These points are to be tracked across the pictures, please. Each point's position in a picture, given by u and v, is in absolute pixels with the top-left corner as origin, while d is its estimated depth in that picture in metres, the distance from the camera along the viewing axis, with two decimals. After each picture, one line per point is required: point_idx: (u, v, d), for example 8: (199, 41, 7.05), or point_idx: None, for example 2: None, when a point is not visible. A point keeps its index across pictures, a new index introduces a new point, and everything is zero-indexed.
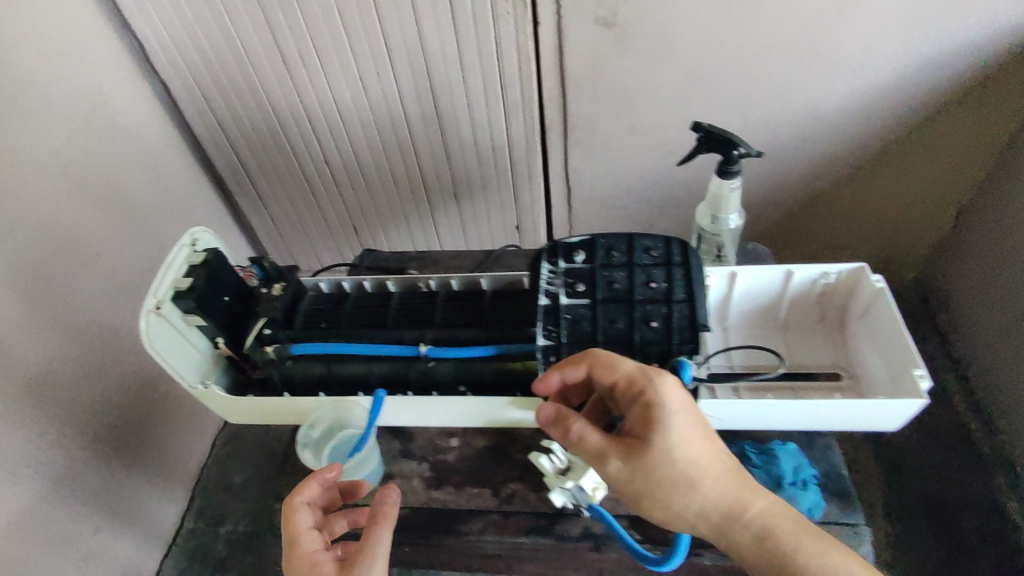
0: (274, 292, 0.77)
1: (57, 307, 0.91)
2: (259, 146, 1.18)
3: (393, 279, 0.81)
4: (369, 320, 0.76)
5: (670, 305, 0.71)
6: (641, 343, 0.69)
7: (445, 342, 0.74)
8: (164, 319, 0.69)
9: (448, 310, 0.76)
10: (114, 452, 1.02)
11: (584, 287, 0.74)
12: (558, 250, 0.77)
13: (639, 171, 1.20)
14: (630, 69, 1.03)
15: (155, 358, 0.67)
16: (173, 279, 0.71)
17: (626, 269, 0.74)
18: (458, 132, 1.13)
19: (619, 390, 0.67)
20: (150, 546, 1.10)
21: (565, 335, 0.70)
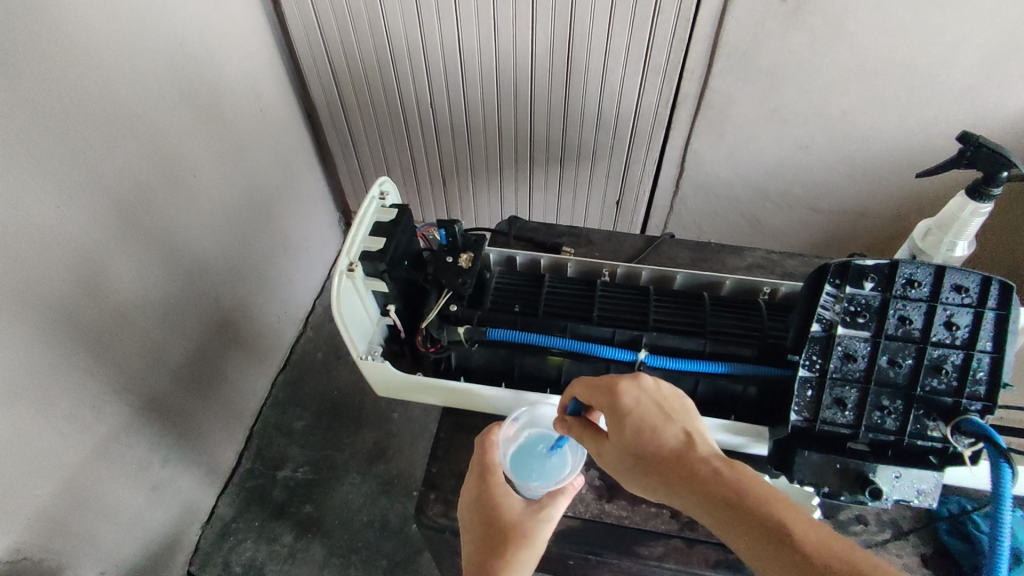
0: (464, 265, 0.59)
1: (153, 228, 0.83)
2: (363, 79, 1.08)
3: (575, 261, 0.67)
4: (564, 308, 0.61)
5: (974, 358, 0.51)
6: (926, 394, 0.53)
7: (661, 348, 0.59)
8: (354, 284, 0.56)
9: (662, 312, 0.61)
10: (189, 387, 0.96)
11: (867, 320, 0.52)
12: (840, 270, 0.52)
13: (765, 160, 1.12)
14: (793, 52, 0.93)
15: (338, 325, 0.55)
16: (363, 235, 0.58)
17: (925, 304, 0.51)
18: (584, 92, 1.04)
19: (880, 436, 0.54)
20: (211, 482, 1.06)
21: (833, 369, 0.53)
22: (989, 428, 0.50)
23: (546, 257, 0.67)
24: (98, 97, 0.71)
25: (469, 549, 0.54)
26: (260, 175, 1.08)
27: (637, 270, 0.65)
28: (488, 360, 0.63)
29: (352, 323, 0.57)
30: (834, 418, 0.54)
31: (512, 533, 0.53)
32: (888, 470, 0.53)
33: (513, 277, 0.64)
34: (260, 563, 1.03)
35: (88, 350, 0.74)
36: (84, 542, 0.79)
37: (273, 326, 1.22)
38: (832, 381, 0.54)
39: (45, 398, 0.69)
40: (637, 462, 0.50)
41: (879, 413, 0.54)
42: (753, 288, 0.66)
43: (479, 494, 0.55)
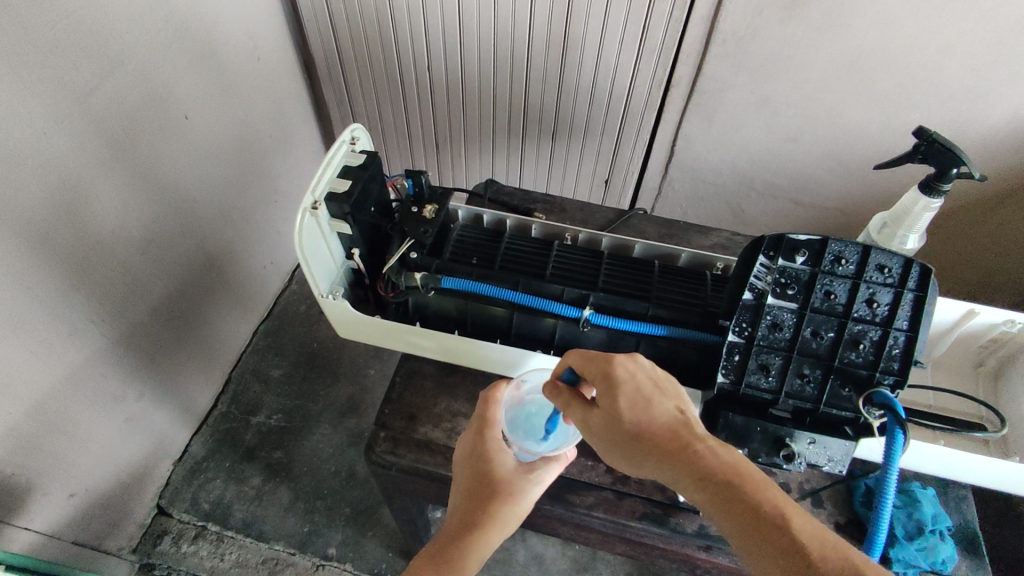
0: (427, 215, 0.62)
1: (141, 164, 0.85)
2: (362, 37, 1.09)
3: (539, 222, 0.69)
4: (518, 264, 0.63)
5: (891, 334, 0.54)
6: (843, 365, 0.55)
7: (606, 308, 0.61)
8: (316, 224, 0.58)
9: (611, 274, 0.63)
10: (168, 325, 0.98)
11: (796, 293, 0.55)
12: (774, 242, 0.55)
13: (752, 150, 1.14)
14: (786, 43, 0.94)
15: (299, 260, 0.56)
16: (329, 177, 0.60)
17: (850, 281, 0.54)
18: (579, 66, 1.05)
19: (800, 405, 0.56)
20: (185, 420, 1.09)
21: (760, 336, 0.56)
22: (895, 400, 0.52)
23: (511, 217, 0.69)
24: (90, 27, 0.72)
25: (458, 502, 0.56)
26: (253, 124, 1.09)
27: (597, 236, 0.68)
28: (442, 309, 0.65)
29: (313, 262, 0.59)
30: (757, 382, 0.56)
31: (500, 491, 0.54)
32: (803, 435, 0.56)
33: (474, 231, 0.67)
34: (227, 502, 1.07)
35: (67, 274, 0.76)
36: (54, 462, 0.82)
37: (258, 275, 1.24)
38: (759, 348, 0.56)
39: (19, 319, 0.71)
40: (628, 436, 0.50)
41: (799, 381, 0.56)
42: (707, 263, 0.68)
43: (475, 448, 0.57)
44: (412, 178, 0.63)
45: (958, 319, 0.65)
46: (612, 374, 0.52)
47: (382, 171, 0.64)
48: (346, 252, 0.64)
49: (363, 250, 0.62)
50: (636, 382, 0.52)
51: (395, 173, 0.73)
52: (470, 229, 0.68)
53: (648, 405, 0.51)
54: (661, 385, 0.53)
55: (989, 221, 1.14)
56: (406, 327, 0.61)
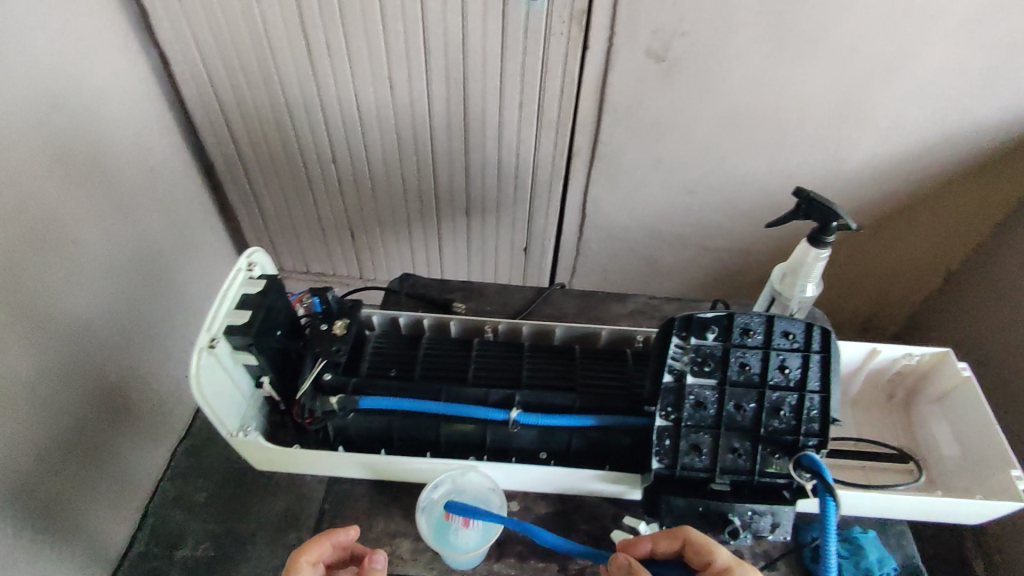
0: (337, 331, 0.62)
1: (27, 296, 0.79)
2: (262, 136, 1.09)
3: (457, 319, 0.69)
4: (444, 371, 0.64)
5: (805, 397, 0.58)
6: (768, 433, 0.59)
7: (534, 404, 0.61)
8: (216, 361, 0.55)
9: (535, 367, 0.65)
10: (69, 464, 0.89)
11: (713, 369, 0.58)
12: (685, 323, 0.58)
13: (656, 206, 1.19)
14: (668, 109, 1.01)
15: (197, 402, 0.53)
16: (228, 308, 0.58)
17: (761, 351, 0.58)
18: (483, 144, 1.08)
19: (735, 478, 0.58)
20: (95, 569, 0.97)
21: (688, 417, 0.58)
22: (821, 464, 0.56)
23: (429, 316, 0.69)
24: None
25: None
26: (150, 233, 1.04)
27: (517, 325, 0.68)
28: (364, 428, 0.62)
29: (216, 401, 0.56)
30: (692, 463, 0.59)
31: None
32: (743, 509, 0.58)
33: (390, 341, 0.66)
34: None
35: None
36: None
37: (172, 393, 1.15)
38: (689, 429, 0.59)
39: None
40: None
41: (730, 455, 0.58)
42: (627, 336, 0.71)
43: None
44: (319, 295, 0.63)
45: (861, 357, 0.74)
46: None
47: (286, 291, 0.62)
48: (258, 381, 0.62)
49: (274, 378, 0.60)
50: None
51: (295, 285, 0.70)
52: (385, 337, 0.67)
53: None
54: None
55: (875, 253, 1.24)
56: (327, 457, 0.58)
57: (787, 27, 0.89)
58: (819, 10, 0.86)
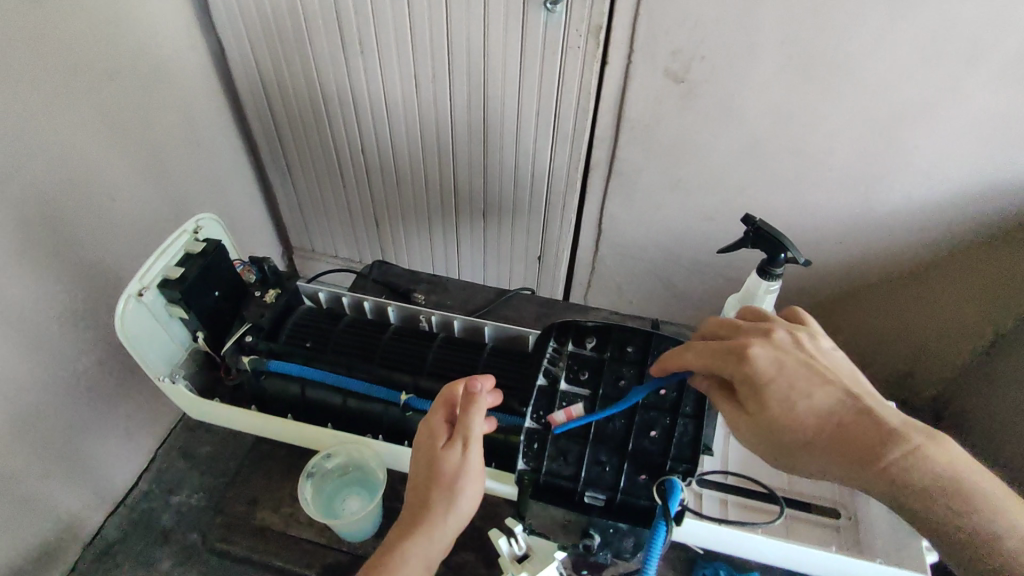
0: (268, 299, 0.82)
1: (63, 242, 0.88)
2: (299, 122, 1.16)
3: (395, 305, 0.88)
4: (356, 349, 0.81)
5: (674, 421, 0.71)
6: (633, 451, 0.71)
7: (424, 393, 0.78)
8: (144, 306, 0.73)
9: (434, 358, 0.81)
10: (84, 398, 0.98)
11: (588, 376, 0.75)
12: (563, 329, 0.78)
13: (673, 229, 1.18)
14: (686, 130, 1.00)
15: (120, 337, 0.71)
16: (164, 266, 0.76)
17: (636, 369, 0.75)
18: (500, 150, 1.10)
19: (600, 490, 0.70)
20: (98, 499, 1.06)
21: (556, 423, 0.72)
22: (677, 487, 0.66)
23: (369, 300, 0.89)
24: (16, 117, 0.78)
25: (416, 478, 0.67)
26: (188, 201, 1.14)
27: (448, 318, 0.87)
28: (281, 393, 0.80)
29: (140, 338, 0.73)
30: (558, 468, 0.71)
31: (441, 474, 0.64)
32: (605, 524, 0.70)
33: (313, 318, 0.84)
34: None
35: None
36: None
37: None
38: (555, 435, 0.72)
39: None
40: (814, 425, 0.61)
41: (597, 467, 0.71)
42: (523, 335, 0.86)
43: (425, 440, 0.66)
44: (257, 266, 0.84)
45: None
46: (777, 410, 0.62)
47: (222, 259, 0.79)
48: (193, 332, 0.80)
49: (201, 330, 0.78)
50: (805, 414, 0.61)
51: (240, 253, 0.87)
52: (313, 313, 0.86)
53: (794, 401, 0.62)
54: (797, 391, 0.62)
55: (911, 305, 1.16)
56: (242, 411, 0.77)
57: (812, 55, 0.85)
58: (848, 41, 0.82)
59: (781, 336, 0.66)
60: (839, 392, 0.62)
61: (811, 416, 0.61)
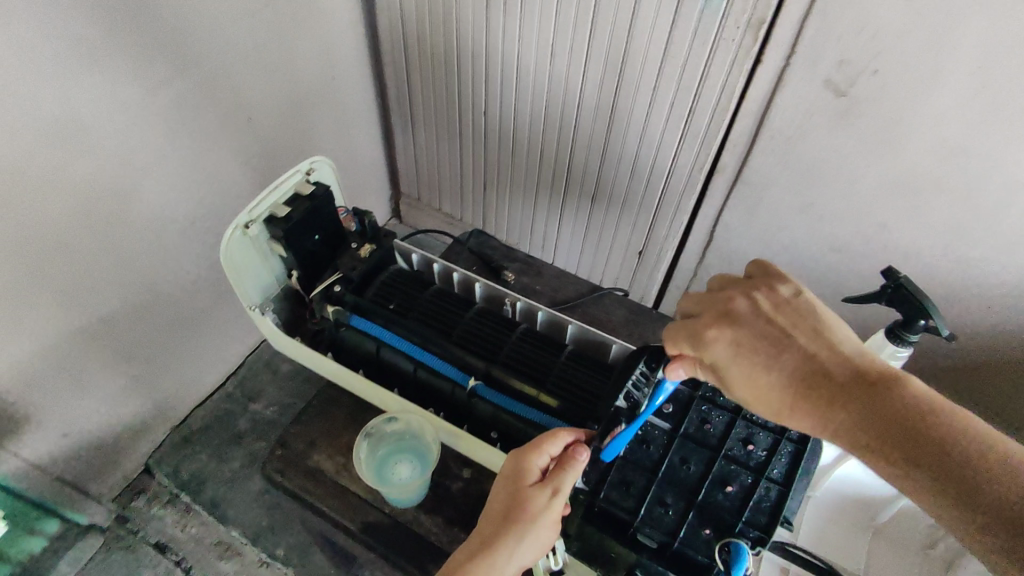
0: (362, 253, 0.87)
1: (200, 153, 0.95)
2: (430, 74, 1.17)
3: (483, 283, 0.88)
4: (436, 321, 0.82)
5: (757, 482, 0.69)
6: (704, 503, 0.69)
7: (493, 383, 0.77)
8: (247, 238, 0.76)
9: (512, 349, 0.80)
10: (195, 299, 1.07)
11: (672, 409, 0.75)
12: (658, 355, 0.71)
13: (790, 252, 1.09)
14: (834, 149, 0.91)
15: (222, 264, 0.75)
16: (273, 202, 0.78)
17: (728, 417, 0.74)
18: (623, 138, 1.05)
19: (660, 532, 0.68)
20: (192, 390, 1.17)
21: (626, 449, 0.72)
22: (740, 555, 0.64)
23: (459, 272, 0.89)
24: (179, 30, 0.83)
25: (493, 518, 0.64)
26: (315, 133, 1.18)
27: (533, 308, 0.85)
28: (357, 347, 0.84)
29: (239, 268, 0.78)
30: (617, 500, 0.70)
31: (522, 517, 0.61)
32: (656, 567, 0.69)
33: (400, 279, 0.87)
34: (204, 477, 1.12)
35: (103, 235, 0.85)
36: (53, 399, 0.90)
37: None
38: (625, 461, 0.72)
39: (50, 269, 0.81)
40: (789, 394, 0.59)
41: (660, 508, 0.69)
42: (606, 343, 0.82)
43: (512, 480, 0.64)
44: (358, 218, 0.88)
45: (832, 459, 0.95)
46: (745, 380, 0.61)
47: (327, 204, 0.81)
48: (287, 270, 0.84)
49: (296, 270, 0.81)
50: (775, 380, 0.59)
51: (345, 197, 0.90)
52: (401, 273, 0.89)
53: (759, 368, 0.60)
54: (757, 366, 0.60)
55: None
56: (318, 357, 0.81)
57: (1007, 94, 0.73)
58: None
59: (745, 306, 0.63)
60: (812, 364, 0.58)
61: (796, 380, 0.58)
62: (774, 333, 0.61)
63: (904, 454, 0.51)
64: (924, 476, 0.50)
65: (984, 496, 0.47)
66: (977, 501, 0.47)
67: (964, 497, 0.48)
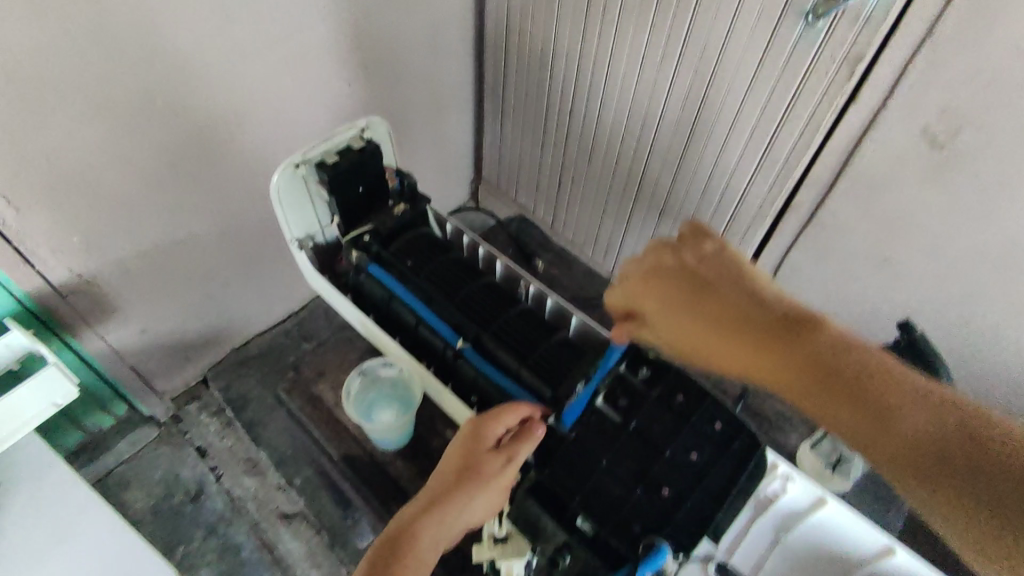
0: (395, 210, 0.92)
1: (303, 108, 1.04)
2: (526, 66, 1.21)
3: (504, 262, 0.92)
4: (444, 284, 0.87)
5: (691, 488, 0.72)
6: (637, 499, 0.72)
7: (480, 349, 0.84)
8: (296, 175, 0.83)
9: (507, 324, 0.84)
10: (274, 239, 1.18)
11: (625, 402, 0.77)
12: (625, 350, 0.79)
13: (857, 305, 1.04)
14: (921, 205, 0.85)
15: (271, 195, 0.82)
16: (325, 148, 0.85)
17: (678, 422, 0.76)
18: (698, 157, 1.03)
19: (589, 517, 0.72)
20: (257, 320, 1.29)
21: (579, 431, 0.76)
22: (658, 549, 0.68)
23: (485, 248, 0.94)
24: None
25: (448, 474, 0.70)
26: (411, 108, 1.26)
27: (544, 293, 0.88)
28: (374, 294, 0.90)
29: (286, 201, 0.85)
30: (558, 479, 0.74)
31: (479, 475, 0.68)
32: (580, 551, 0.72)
33: (423, 239, 0.92)
34: (249, 400, 1.22)
35: (206, 164, 0.96)
36: (139, 299, 1.02)
37: None
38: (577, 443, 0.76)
39: (158, 185, 0.92)
40: (729, 344, 0.69)
41: (596, 496, 0.73)
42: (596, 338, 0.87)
43: (471, 441, 0.71)
44: (400, 179, 0.92)
45: (807, 506, 0.83)
46: (682, 330, 0.71)
47: (373, 159, 0.87)
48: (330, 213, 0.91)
49: (336, 215, 0.88)
50: (714, 328, 0.69)
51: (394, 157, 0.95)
52: (428, 234, 0.93)
53: (693, 320, 0.70)
54: (694, 322, 0.70)
55: None
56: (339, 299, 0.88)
57: None
58: None
59: (672, 263, 0.72)
60: (739, 313, 0.67)
61: (734, 328, 0.68)
62: (696, 285, 0.70)
63: (841, 390, 0.61)
64: (856, 412, 0.60)
65: (909, 422, 0.56)
66: (904, 429, 0.57)
67: (895, 427, 0.57)
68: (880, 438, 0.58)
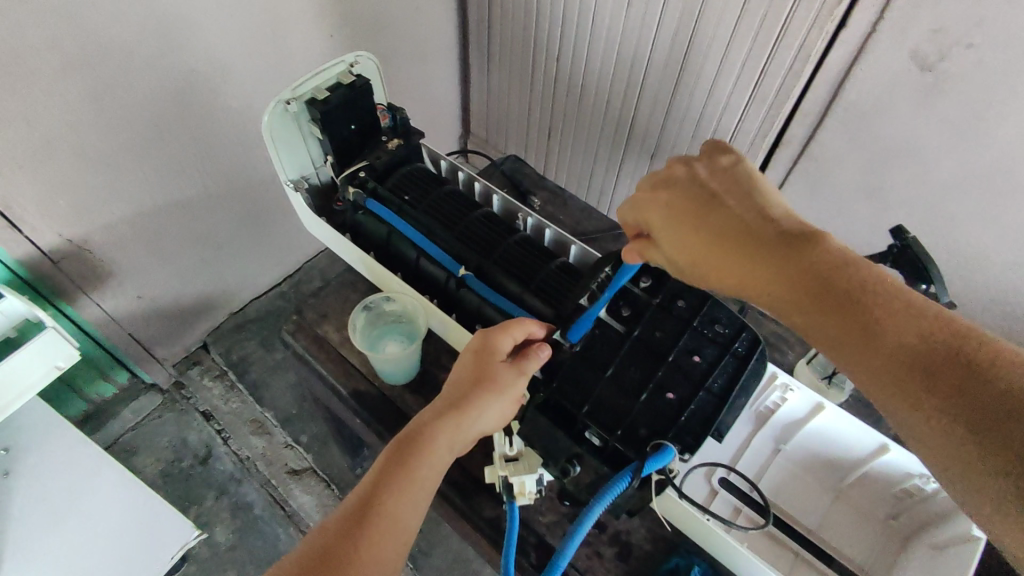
0: (390, 146, 0.92)
1: (284, 61, 1.02)
2: (510, 11, 1.18)
3: (500, 197, 0.92)
4: (442, 215, 0.87)
5: (697, 390, 0.70)
6: (644, 405, 0.70)
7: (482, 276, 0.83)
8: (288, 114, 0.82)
9: (507, 250, 0.84)
10: (264, 199, 1.16)
11: (627, 312, 0.76)
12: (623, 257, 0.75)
13: (850, 236, 1.05)
14: (912, 130, 0.85)
15: (263, 133, 0.81)
16: (316, 85, 0.83)
17: (680, 327, 0.75)
18: (688, 94, 1.02)
19: (596, 427, 0.69)
20: (253, 283, 1.29)
21: (583, 343, 0.74)
22: (664, 449, 0.66)
23: (480, 183, 0.94)
24: None
25: (457, 386, 0.68)
26: (396, 60, 1.23)
27: (541, 224, 0.89)
28: (372, 231, 0.90)
29: (279, 140, 0.84)
30: (563, 393, 0.71)
31: (491, 386, 0.66)
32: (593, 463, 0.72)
33: (420, 174, 0.92)
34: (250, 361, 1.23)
35: (190, 123, 0.94)
36: (132, 265, 1.01)
37: None
38: (581, 356, 0.74)
39: (142, 145, 0.90)
40: (726, 257, 0.57)
41: (604, 407, 0.71)
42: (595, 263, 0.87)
43: (481, 354, 0.68)
44: (393, 115, 0.92)
45: (806, 413, 0.84)
46: (681, 248, 0.60)
47: (364, 96, 0.86)
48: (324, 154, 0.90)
49: (331, 155, 0.87)
50: (711, 242, 0.58)
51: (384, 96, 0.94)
52: (423, 171, 0.93)
53: (694, 231, 0.59)
54: (689, 235, 0.59)
55: None
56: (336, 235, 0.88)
57: None
58: None
59: (683, 173, 0.63)
60: (743, 228, 0.58)
61: (735, 242, 0.57)
62: (705, 197, 0.60)
63: (841, 311, 0.51)
64: (862, 336, 0.50)
65: (918, 342, 0.47)
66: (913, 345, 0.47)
67: (898, 346, 0.48)
68: (887, 364, 0.48)
